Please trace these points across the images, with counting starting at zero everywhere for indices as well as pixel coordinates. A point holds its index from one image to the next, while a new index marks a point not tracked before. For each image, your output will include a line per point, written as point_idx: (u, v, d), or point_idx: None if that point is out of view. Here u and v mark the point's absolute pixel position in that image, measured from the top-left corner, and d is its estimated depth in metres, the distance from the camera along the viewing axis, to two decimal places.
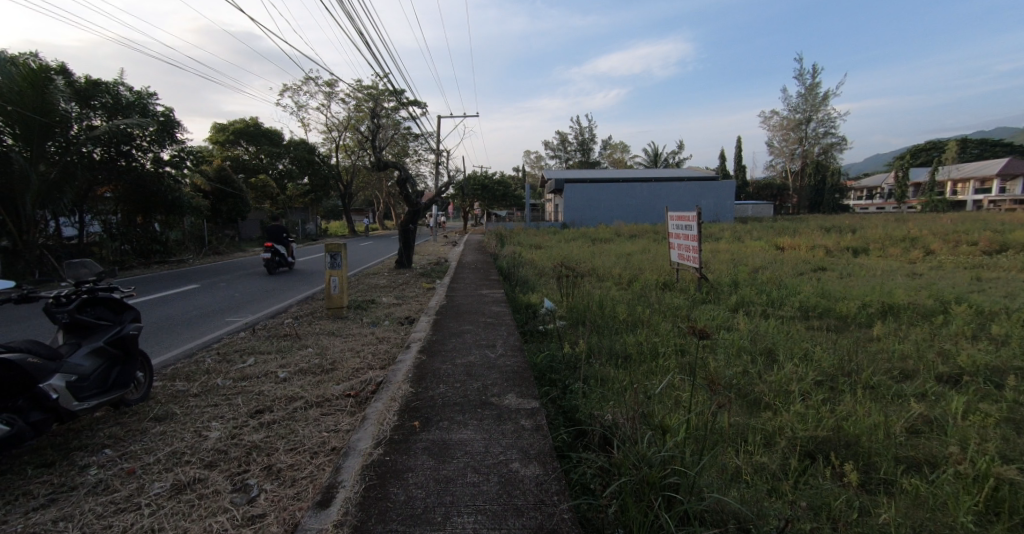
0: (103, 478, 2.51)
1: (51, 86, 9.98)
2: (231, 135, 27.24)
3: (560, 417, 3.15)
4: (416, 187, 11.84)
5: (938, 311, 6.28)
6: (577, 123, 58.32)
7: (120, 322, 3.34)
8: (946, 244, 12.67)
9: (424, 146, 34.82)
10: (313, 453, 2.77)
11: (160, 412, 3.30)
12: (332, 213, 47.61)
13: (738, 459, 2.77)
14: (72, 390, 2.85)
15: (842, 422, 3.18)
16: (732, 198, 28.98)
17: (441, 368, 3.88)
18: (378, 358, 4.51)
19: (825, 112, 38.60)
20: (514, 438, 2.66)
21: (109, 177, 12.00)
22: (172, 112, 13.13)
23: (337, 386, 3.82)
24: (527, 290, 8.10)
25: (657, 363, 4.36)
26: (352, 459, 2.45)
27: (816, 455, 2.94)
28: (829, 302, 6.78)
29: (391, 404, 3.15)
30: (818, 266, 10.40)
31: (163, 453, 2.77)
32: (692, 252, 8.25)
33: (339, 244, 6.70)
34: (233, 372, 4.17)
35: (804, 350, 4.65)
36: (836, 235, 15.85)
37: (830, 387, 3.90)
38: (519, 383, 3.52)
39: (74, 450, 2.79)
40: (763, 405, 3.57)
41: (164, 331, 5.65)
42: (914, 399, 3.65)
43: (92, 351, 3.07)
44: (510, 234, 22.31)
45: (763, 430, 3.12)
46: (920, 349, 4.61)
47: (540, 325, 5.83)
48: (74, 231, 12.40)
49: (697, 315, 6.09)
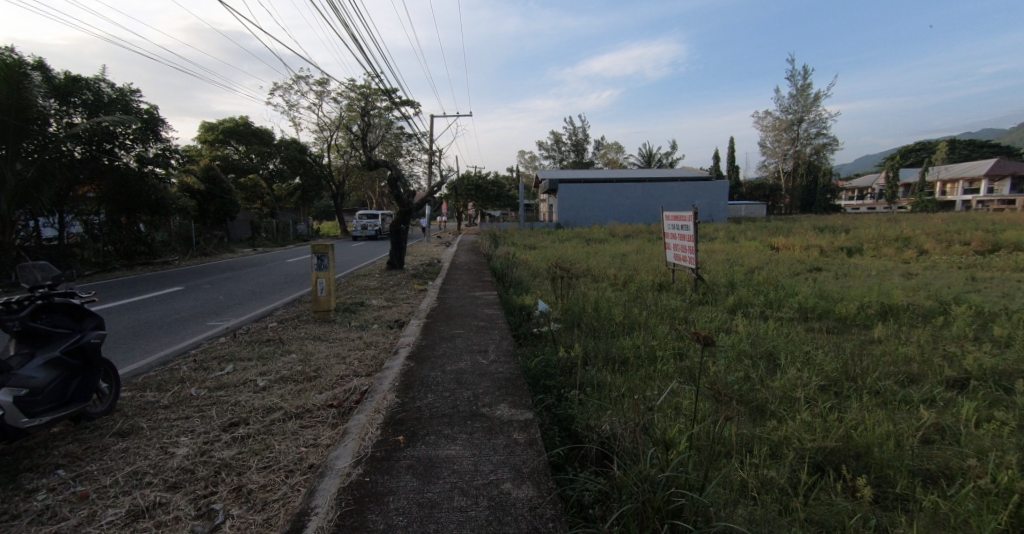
0: (50, 505, 2.32)
1: (27, 82, 9.68)
2: (221, 134, 26.80)
3: (555, 428, 2.97)
4: (407, 187, 11.59)
5: (938, 311, 6.15)
6: (570, 124, 58.32)
7: (80, 330, 3.19)
8: (940, 244, 12.61)
9: (418, 146, 34.63)
10: (288, 471, 2.57)
11: (124, 427, 3.11)
12: (324, 215, 47.47)
13: (744, 473, 2.58)
14: (22, 405, 2.70)
15: (852, 431, 2.98)
16: (726, 198, 28.93)
17: (429, 376, 3.67)
18: (364, 365, 4.30)
19: (817, 113, 38.70)
20: (506, 454, 2.45)
21: (92, 176, 11.69)
22: (156, 110, 12.85)
23: (319, 395, 3.61)
24: (521, 291, 7.96)
25: (656, 368, 4.20)
26: (328, 481, 2.24)
27: (826, 467, 2.74)
28: (828, 303, 6.64)
29: (374, 417, 2.94)
30: (814, 267, 10.30)
31: (122, 473, 2.58)
32: (688, 252, 8.07)
33: (326, 245, 6.45)
34: (209, 381, 3.94)
35: (805, 354, 4.51)
36: (830, 235, 15.79)
37: (835, 392, 3.75)
38: (511, 392, 3.32)
39: (23, 472, 2.61)
40: (768, 413, 3.39)
41: (141, 337, 5.42)
42: (923, 405, 3.47)
43: (46, 362, 2.91)
44: (503, 234, 22.17)
45: (769, 440, 2.93)
46: (926, 352, 4.45)
47: (534, 327, 5.65)
48: (54, 231, 12.12)
49: (694, 317, 5.95)
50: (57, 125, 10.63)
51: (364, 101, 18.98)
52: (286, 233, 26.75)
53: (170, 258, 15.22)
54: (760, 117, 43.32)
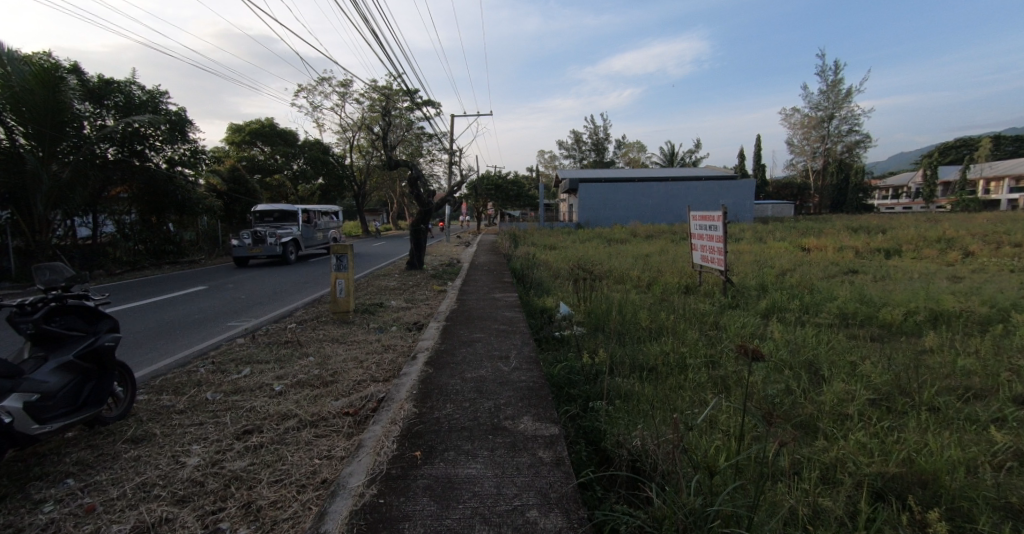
0: (55, 519, 2.22)
1: (62, 85, 9.89)
2: (247, 135, 27.10)
3: (583, 444, 2.77)
4: (427, 187, 11.44)
5: (994, 319, 5.72)
6: (592, 123, 57.71)
7: (94, 333, 3.11)
8: (987, 246, 11.91)
9: (439, 147, 34.66)
10: (300, 486, 2.42)
11: (138, 433, 3.01)
12: (346, 215, 48.29)
13: (794, 499, 2.34)
14: (34, 411, 2.62)
15: (915, 456, 2.70)
16: (753, 197, 28.20)
17: (448, 384, 3.50)
18: (382, 369, 4.15)
19: (849, 109, 37.43)
20: (532, 476, 2.25)
21: (123, 177, 11.88)
22: (185, 112, 13.05)
23: (335, 402, 3.47)
24: (542, 293, 7.76)
25: (687, 377, 3.96)
26: (340, 502, 2.08)
27: (888, 496, 2.47)
28: (870, 308, 6.24)
29: (390, 429, 2.77)
30: (850, 269, 9.83)
31: (130, 484, 2.47)
32: (717, 254, 7.72)
33: (344, 245, 6.33)
34: (225, 385, 3.84)
35: (851, 365, 4.19)
36: (865, 236, 15.15)
37: (888, 408, 3.46)
38: (535, 403, 3.14)
39: (32, 481, 2.52)
40: (817, 431, 3.12)
41: (161, 337, 5.42)
42: (993, 426, 3.16)
43: (59, 366, 2.83)
44: (524, 234, 21.94)
45: (820, 464, 2.68)
46: (989, 366, 4.09)
47: (556, 331, 5.45)
48: (88, 231, 12.42)
49: (726, 322, 5.65)
50: (91, 127, 10.91)
51: (385, 101, 19.00)
52: None
53: (196, 257, 15.41)
54: (788, 115, 42.14)
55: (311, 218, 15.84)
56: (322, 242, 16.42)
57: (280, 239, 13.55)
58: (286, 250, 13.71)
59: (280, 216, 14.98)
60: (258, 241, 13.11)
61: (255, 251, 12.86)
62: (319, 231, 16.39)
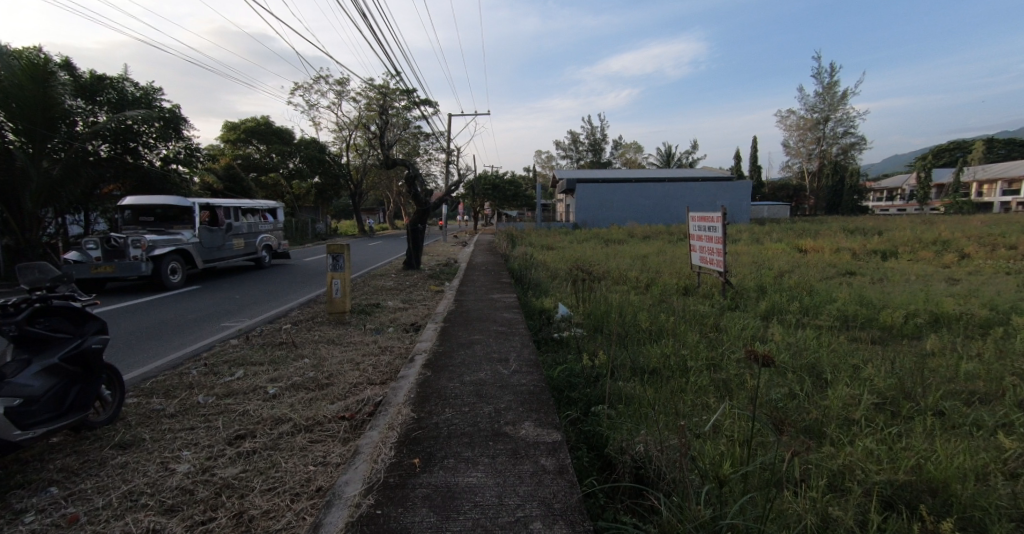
0: (35, 531, 2.12)
1: (54, 80, 9.80)
2: (243, 133, 26.91)
3: (587, 451, 2.69)
4: (424, 186, 11.33)
5: (994, 321, 5.70)
6: (589, 124, 57.74)
7: (81, 334, 3.01)
8: (983, 248, 11.93)
9: (436, 146, 34.56)
10: (293, 495, 2.34)
11: (126, 438, 2.91)
12: (342, 214, 48.09)
13: (802, 508, 2.27)
14: (15, 417, 2.52)
15: (924, 463, 2.64)
16: (749, 198, 28.27)
17: (447, 387, 3.42)
18: (379, 372, 4.06)
19: (844, 111, 37.59)
20: (535, 485, 2.18)
21: (116, 175, 11.77)
22: (179, 108, 12.99)
23: (331, 406, 3.38)
24: (540, 294, 7.69)
25: (689, 381, 3.90)
26: (335, 512, 2.00)
27: (898, 505, 2.41)
28: (870, 310, 6.21)
29: (388, 435, 2.68)
30: (847, 270, 9.81)
31: (116, 493, 2.38)
32: (716, 255, 7.66)
33: (341, 245, 6.26)
34: (217, 387, 3.74)
35: (853, 369, 4.13)
36: (862, 237, 15.17)
37: (892, 412, 3.41)
38: (536, 407, 3.07)
39: (13, 489, 2.42)
40: (823, 436, 3.07)
41: (154, 337, 5.34)
42: (1000, 432, 3.11)
43: (43, 369, 2.73)
44: (521, 234, 21.87)
45: (827, 471, 2.63)
46: (993, 369, 4.05)
47: (555, 332, 5.38)
48: (80, 230, 12.27)
49: (726, 324, 5.60)
50: (83, 123, 10.83)
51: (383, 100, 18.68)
52: (304, 232, 26.77)
53: None
54: (783, 116, 42.21)
55: (224, 216, 10.76)
56: (239, 252, 11.36)
57: (150, 251, 8.56)
58: (160, 268, 8.73)
59: (165, 213, 9.61)
60: (115, 254, 8.43)
61: (104, 270, 8.20)
62: (237, 234, 11.26)
